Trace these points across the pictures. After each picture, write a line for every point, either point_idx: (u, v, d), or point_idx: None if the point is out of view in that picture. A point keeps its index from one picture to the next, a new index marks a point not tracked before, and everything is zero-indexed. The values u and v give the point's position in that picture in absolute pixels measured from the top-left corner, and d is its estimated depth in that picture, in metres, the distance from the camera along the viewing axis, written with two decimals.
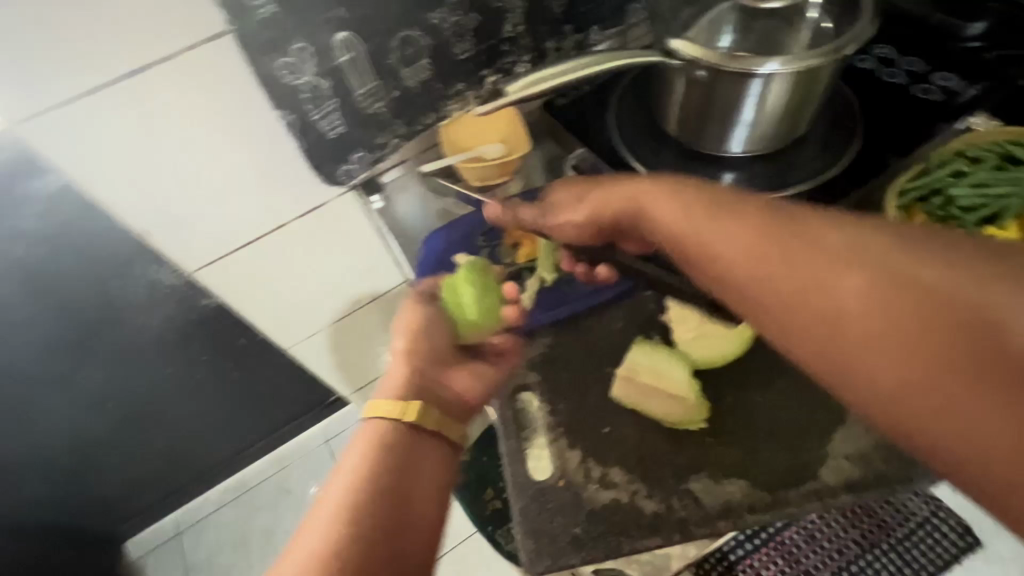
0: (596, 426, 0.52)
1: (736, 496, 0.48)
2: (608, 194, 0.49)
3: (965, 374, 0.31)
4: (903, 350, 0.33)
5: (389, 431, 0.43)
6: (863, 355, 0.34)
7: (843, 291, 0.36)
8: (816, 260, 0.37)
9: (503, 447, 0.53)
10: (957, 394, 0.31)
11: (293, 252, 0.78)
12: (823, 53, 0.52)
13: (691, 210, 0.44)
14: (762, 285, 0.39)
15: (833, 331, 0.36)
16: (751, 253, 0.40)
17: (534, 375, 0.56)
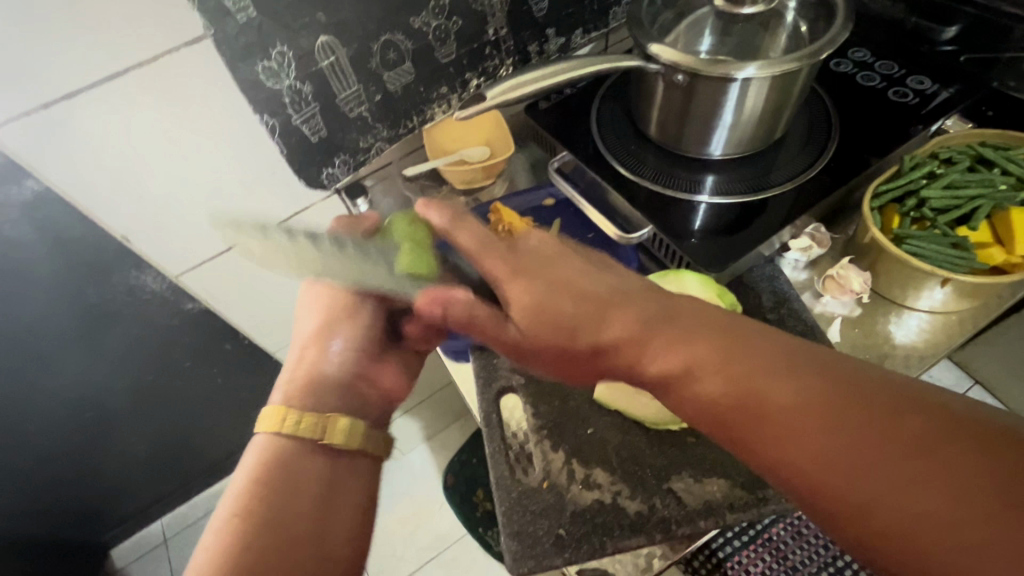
0: (579, 427, 0.53)
1: (716, 495, 0.48)
2: (539, 286, 0.43)
3: (886, 458, 0.31)
4: (826, 443, 0.33)
5: (273, 445, 0.45)
6: (792, 452, 0.34)
7: (762, 387, 0.36)
8: (730, 356, 0.37)
9: (488, 449, 0.53)
10: (883, 471, 0.31)
11: None
12: (799, 57, 0.52)
13: (614, 307, 0.42)
14: (695, 388, 0.38)
15: (758, 429, 0.35)
16: (670, 352, 0.39)
17: (517, 377, 0.57)
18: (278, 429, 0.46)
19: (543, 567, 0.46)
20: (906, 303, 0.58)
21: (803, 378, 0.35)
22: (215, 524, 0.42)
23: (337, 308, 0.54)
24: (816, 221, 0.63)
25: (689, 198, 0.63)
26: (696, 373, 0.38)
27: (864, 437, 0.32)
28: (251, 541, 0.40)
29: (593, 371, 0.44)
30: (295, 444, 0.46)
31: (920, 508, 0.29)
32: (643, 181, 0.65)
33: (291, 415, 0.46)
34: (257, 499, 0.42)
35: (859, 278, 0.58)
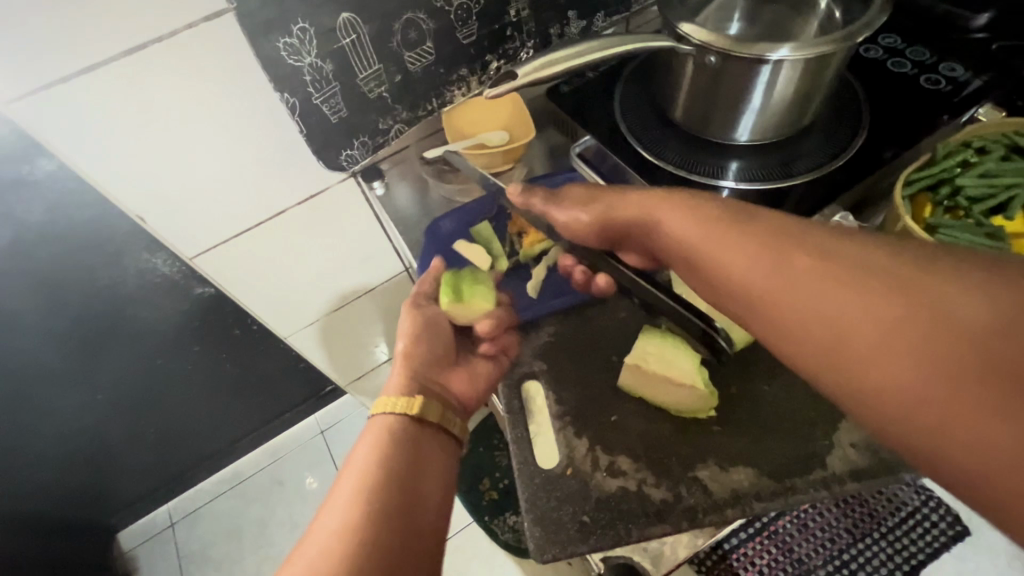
0: (603, 415, 0.52)
1: (743, 485, 0.48)
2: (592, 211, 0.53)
3: (966, 359, 0.30)
4: (917, 341, 0.31)
5: (397, 423, 0.48)
6: (879, 355, 0.33)
7: (809, 288, 0.36)
8: (830, 257, 0.37)
9: (510, 435, 0.52)
10: (930, 354, 0.31)
11: (293, 242, 0.77)
12: (834, 39, 0.51)
13: (736, 235, 0.42)
14: (786, 291, 0.38)
15: (838, 323, 0.35)
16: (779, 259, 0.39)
17: (539, 364, 0.56)
18: (403, 410, 0.49)
19: (567, 554, 0.46)
20: None
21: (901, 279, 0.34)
22: (347, 487, 0.42)
23: (422, 321, 0.57)
24: (844, 209, 0.61)
25: (714, 185, 0.62)
26: (793, 277, 0.37)
27: (952, 339, 0.31)
28: (389, 497, 0.42)
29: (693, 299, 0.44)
30: (410, 423, 0.49)
31: (993, 412, 0.28)
32: (667, 166, 0.63)
33: (416, 400, 0.50)
34: (389, 466, 0.44)
35: None
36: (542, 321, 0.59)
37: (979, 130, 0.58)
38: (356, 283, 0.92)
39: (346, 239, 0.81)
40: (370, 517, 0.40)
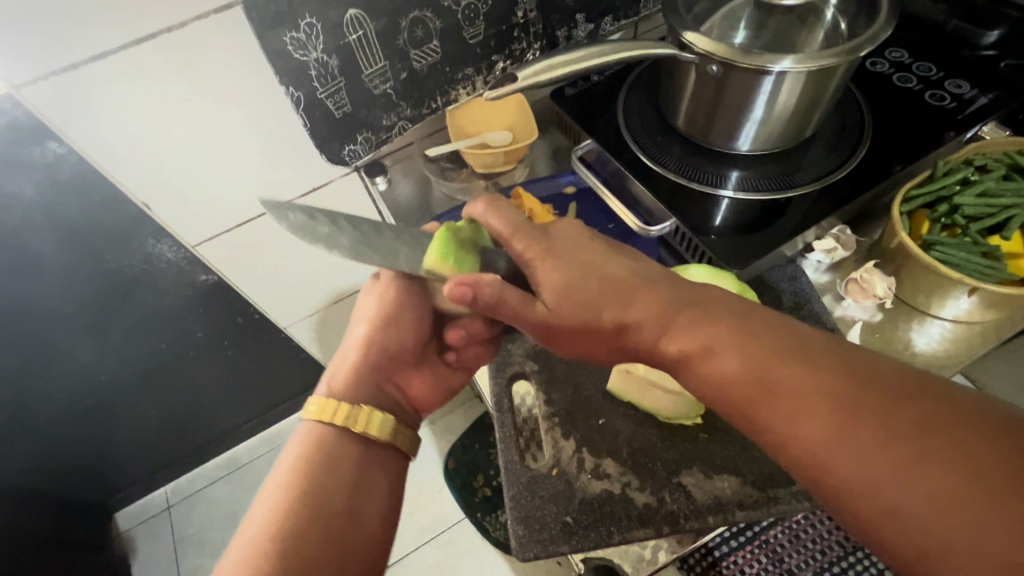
0: (590, 418, 0.53)
1: (726, 492, 0.48)
2: (569, 269, 0.42)
3: (893, 437, 0.30)
4: (893, 449, 0.30)
5: (320, 435, 0.45)
6: (863, 467, 0.31)
7: (777, 381, 0.35)
8: (750, 341, 0.37)
9: (498, 433, 0.53)
10: (903, 460, 0.30)
11: (292, 231, 0.77)
12: (835, 53, 0.51)
13: (639, 291, 0.41)
14: (712, 366, 0.37)
15: (776, 409, 0.34)
16: (689, 336, 0.39)
17: (531, 364, 0.57)
18: (328, 421, 0.45)
19: (548, 553, 0.46)
20: (929, 310, 0.57)
21: (817, 362, 0.34)
22: (255, 519, 0.40)
23: (385, 307, 0.51)
24: (843, 222, 0.62)
25: (712, 194, 0.62)
26: (713, 355, 0.37)
27: (865, 420, 0.31)
28: (292, 532, 0.39)
29: (609, 350, 0.43)
30: (344, 435, 0.45)
31: (909, 483, 0.29)
32: (668, 173, 0.64)
33: (348, 409, 0.45)
34: (299, 492, 0.41)
35: (884, 282, 0.57)
36: None
37: (982, 149, 0.58)
38: (355, 278, 0.94)
39: None
40: (266, 562, 0.38)
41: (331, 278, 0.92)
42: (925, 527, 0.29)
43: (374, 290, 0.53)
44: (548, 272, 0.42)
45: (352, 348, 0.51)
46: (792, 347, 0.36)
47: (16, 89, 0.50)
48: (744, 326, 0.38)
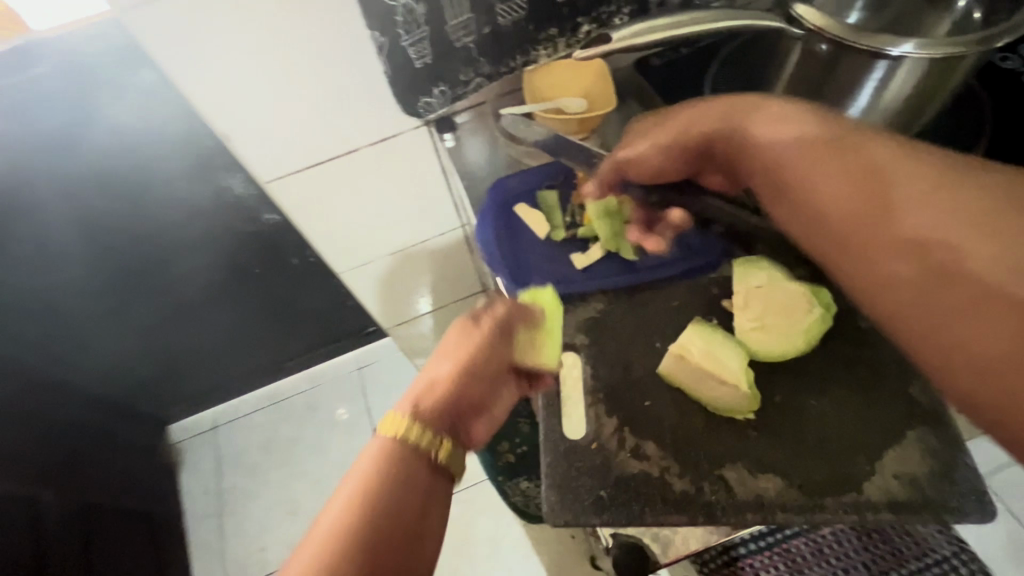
0: (637, 398, 0.52)
1: (769, 492, 0.47)
2: (718, 117, 0.52)
3: (964, 210, 0.40)
4: (959, 219, 0.40)
5: (396, 451, 0.41)
6: (937, 230, 0.41)
7: (868, 177, 0.45)
8: (847, 153, 0.46)
9: (540, 401, 0.53)
10: (962, 224, 0.40)
11: (357, 180, 0.79)
12: (965, 41, 0.46)
13: (776, 123, 0.50)
14: (812, 173, 0.47)
15: (856, 222, 0.45)
16: (805, 141, 0.48)
17: (580, 338, 0.56)
18: (410, 436, 0.42)
19: (579, 524, 0.47)
20: None
21: (910, 163, 0.44)
22: (325, 528, 0.37)
23: (478, 333, 0.48)
24: None
25: None
26: (818, 166, 0.47)
27: (942, 201, 0.41)
28: (378, 528, 0.37)
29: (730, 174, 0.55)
30: (419, 461, 0.41)
31: (964, 238, 0.40)
32: None
33: (426, 430, 0.43)
34: (373, 511, 0.38)
35: None
36: (592, 294, 0.59)
37: None
38: (413, 235, 0.96)
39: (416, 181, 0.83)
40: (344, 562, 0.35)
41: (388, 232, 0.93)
42: (973, 268, 0.39)
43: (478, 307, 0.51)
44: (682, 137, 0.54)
45: (439, 369, 0.47)
46: (891, 163, 0.45)
47: (122, 9, 0.51)
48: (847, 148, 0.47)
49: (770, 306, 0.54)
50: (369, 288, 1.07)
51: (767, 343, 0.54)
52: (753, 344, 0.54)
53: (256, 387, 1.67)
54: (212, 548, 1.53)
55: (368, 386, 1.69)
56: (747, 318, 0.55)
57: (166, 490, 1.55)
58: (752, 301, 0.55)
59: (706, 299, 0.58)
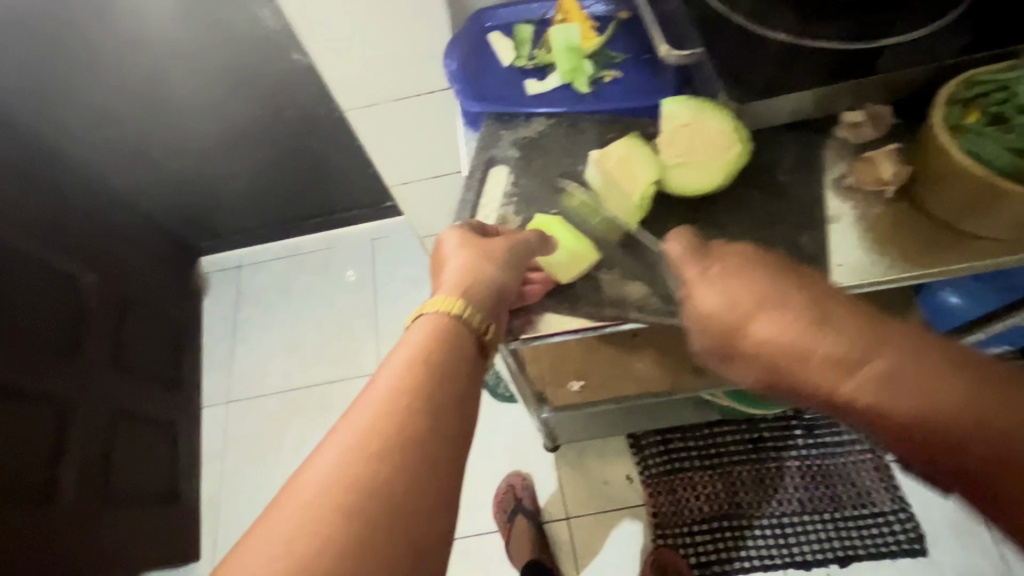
0: (543, 206, 0.58)
1: (630, 295, 0.54)
2: (724, 291, 0.46)
3: (961, 381, 0.36)
4: (966, 392, 0.36)
5: (442, 325, 0.46)
6: (951, 401, 0.36)
7: (835, 380, 0.40)
8: (838, 323, 0.41)
9: (463, 194, 0.60)
10: (980, 399, 0.35)
11: (360, 6, 0.81)
12: None
13: (761, 310, 0.44)
14: (773, 327, 0.43)
15: (875, 419, 0.38)
16: (790, 328, 0.42)
17: (513, 152, 0.62)
18: (451, 311, 0.47)
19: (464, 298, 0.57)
20: (943, 220, 0.52)
21: (895, 342, 0.39)
22: (380, 390, 0.41)
23: (489, 241, 0.52)
24: (885, 99, 0.55)
25: (768, 36, 0.55)
26: (807, 347, 0.41)
27: (937, 370, 0.37)
28: (431, 384, 0.42)
29: (751, 353, 0.44)
30: (459, 344, 0.46)
31: (987, 423, 0.34)
32: (724, 10, 0.57)
33: (469, 307, 0.48)
34: (427, 369, 0.43)
35: (892, 167, 0.52)
36: (538, 114, 0.63)
37: None
38: (419, 85, 0.97)
39: (420, 14, 0.84)
40: (406, 417, 0.39)
41: (394, 78, 0.95)
42: (1007, 459, 0.33)
43: (465, 227, 0.55)
44: (715, 287, 0.46)
45: (454, 271, 0.51)
46: (877, 340, 0.39)
47: None
48: (841, 318, 0.41)
49: (695, 142, 0.55)
50: (372, 134, 1.07)
51: (689, 177, 0.55)
52: (674, 175, 0.55)
53: (279, 236, 1.81)
54: (224, 371, 1.71)
55: (378, 255, 1.80)
56: (672, 154, 0.55)
57: (190, 308, 1.74)
58: (676, 136, 0.55)
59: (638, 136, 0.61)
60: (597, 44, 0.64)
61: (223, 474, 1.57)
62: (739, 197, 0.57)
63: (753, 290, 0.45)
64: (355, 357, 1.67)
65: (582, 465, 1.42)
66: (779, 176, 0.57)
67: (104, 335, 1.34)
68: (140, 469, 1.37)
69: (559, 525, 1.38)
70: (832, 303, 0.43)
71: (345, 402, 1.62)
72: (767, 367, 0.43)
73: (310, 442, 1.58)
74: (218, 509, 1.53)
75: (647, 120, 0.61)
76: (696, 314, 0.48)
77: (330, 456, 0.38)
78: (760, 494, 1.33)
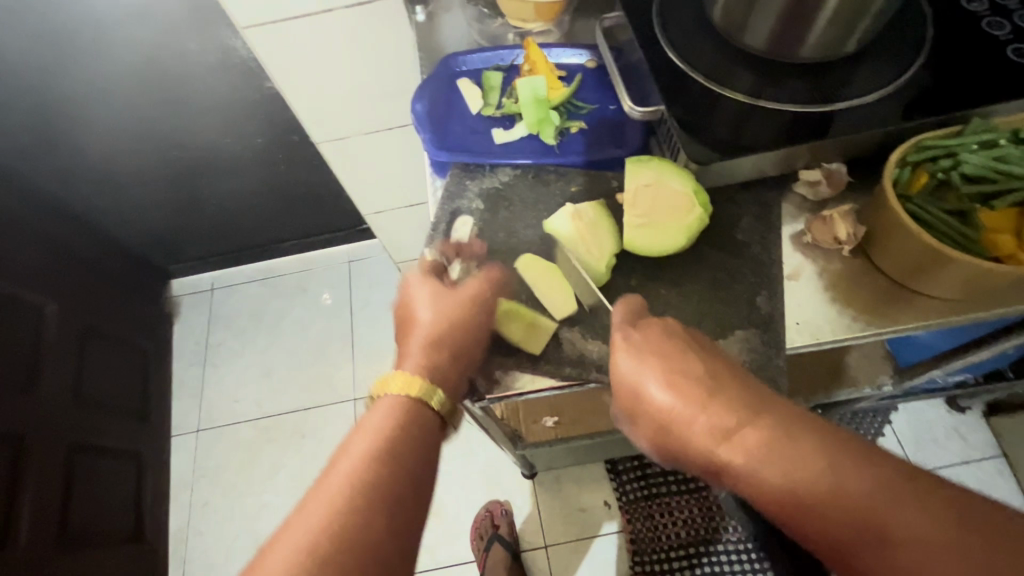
0: (508, 259, 0.59)
1: (591, 353, 0.55)
2: (635, 360, 0.51)
3: (822, 457, 0.42)
4: (820, 464, 0.42)
5: (402, 405, 0.51)
6: (804, 472, 0.42)
7: (718, 453, 0.47)
8: (718, 402, 0.47)
9: (427, 247, 0.60)
10: (827, 471, 0.41)
11: (329, 45, 0.81)
12: None
13: (664, 383, 0.50)
14: (668, 399, 0.50)
15: (750, 489, 0.45)
16: (683, 404, 0.49)
17: (477, 204, 0.62)
18: (410, 391, 0.51)
19: None
20: (895, 276, 0.53)
21: (763, 421, 0.45)
22: (337, 477, 0.46)
23: (451, 303, 0.55)
24: (841, 158, 0.57)
25: (737, 96, 0.56)
26: (694, 421, 0.48)
27: (799, 447, 0.43)
28: (376, 481, 0.45)
29: (654, 424, 0.51)
30: (421, 427, 0.50)
31: (832, 492, 0.41)
32: (692, 70, 0.57)
33: (430, 386, 0.52)
34: (381, 457, 0.47)
35: (847, 227, 0.54)
36: (502, 165, 0.63)
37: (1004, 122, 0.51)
38: (391, 120, 0.96)
39: (391, 53, 0.83)
40: (357, 511, 0.44)
41: (366, 113, 0.94)
42: (845, 529, 0.40)
43: (432, 282, 0.58)
44: (626, 361, 0.51)
45: (418, 336, 0.55)
46: (751, 421, 0.46)
47: None
48: (724, 398, 0.47)
49: (656, 205, 0.57)
50: (343, 165, 1.06)
51: (651, 237, 0.56)
52: (637, 235, 0.56)
53: (253, 259, 1.78)
54: (195, 398, 1.66)
55: (354, 278, 1.77)
56: (633, 215, 0.57)
57: (159, 332, 1.69)
58: (638, 199, 0.57)
59: (600, 189, 0.61)
60: (564, 96, 0.65)
61: (192, 507, 1.52)
62: (699, 252, 0.58)
63: (662, 359, 0.50)
64: (331, 382, 1.64)
65: (559, 491, 1.42)
66: (737, 235, 0.58)
67: (63, 368, 1.29)
68: (101, 507, 1.32)
69: (536, 553, 1.37)
70: (718, 384, 0.48)
71: (319, 430, 1.59)
72: (663, 434, 0.51)
73: (283, 472, 1.55)
74: (186, 543, 1.48)
75: (610, 174, 0.62)
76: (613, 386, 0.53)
77: (285, 549, 0.42)
78: (736, 519, 1.31)
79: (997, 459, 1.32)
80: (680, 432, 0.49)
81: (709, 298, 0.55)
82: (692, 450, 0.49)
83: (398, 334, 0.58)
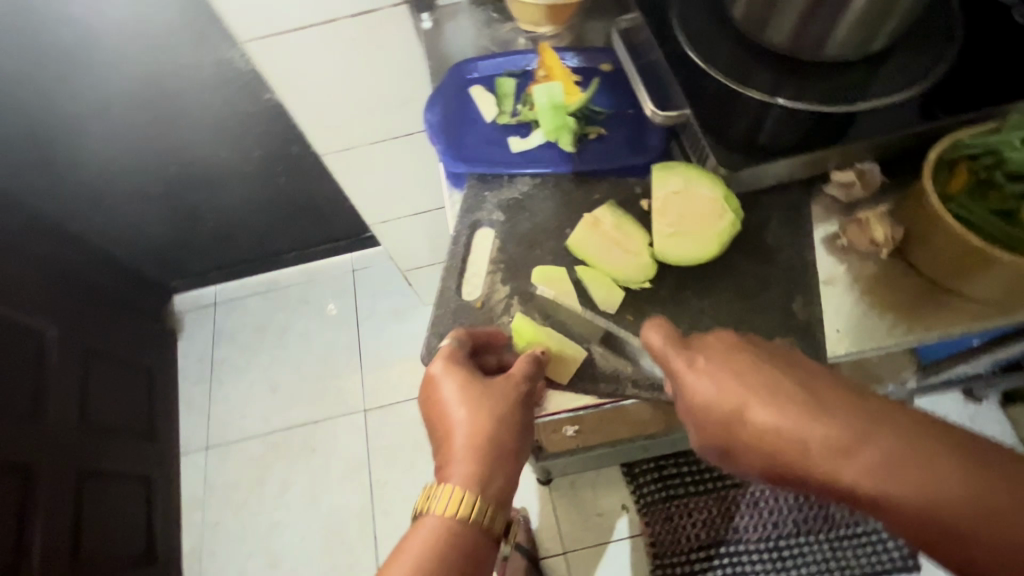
0: (533, 272, 0.57)
1: (624, 368, 0.54)
2: (715, 379, 0.48)
3: (960, 467, 0.38)
4: (962, 479, 0.38)
5: (451, 525, 0.45)
6: (948, 488, 0.38)
7: (837, 473, 0.42)
8: (822, 412, 0.43)
9: (449, 263, 0.58)
10: (966, 485, 0.38)
11: (334, 56, 0.79)
12: None
13: (752, 398, 0.46)
14: (760, 418, 0.46)
15: (892, 515, 0.40)
16: (781, 420, 0.44)
17: (497, 216, 0.60)
18: (459, 507, 0.45)
19: None
20: (935, 278, 0.52)
21: (879, 427, 0.41)
22: None
23: (490, 395, 0.49)
24: (873, 160, 0.56)
25: (762, 96, 0.54)
26: (802, 438, 0.43)
27: (933, 456, 0.39)
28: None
29: (747, 449, 0.47)
30: (468, 545, 0.45)
31: (981, 509, 0.37)
32: (712, 70, 0.56)
33: (478, 500, 0.46)
34: None
35: (885, 229, 0.53)
36: (521, 175, 0.62)
37: None
38: (397, 129, 0.94)
39: (397, 61, 0.82)
40: None
41: (372, 123, 0.92)
42: (1000, 550, 0.36)
43: (463, 365, 0.51)
44: (702, 383, 0.48)
45: (459, 434, 0.48)
46: (870, 430, 0.42)
47: None
48: (823, 407, 0.44)
49: (685, 213, 0.55)
50: (348, 176, 1.04)
51: (681, 246, 0.55)
52: (667, 245, 0.55)
53: (255, 271, 1.76)
54: (202, 415, 1.64)
55: (359, 287, 1.75)
56: (663, 225, 0.56)
57: (163, 350, 1.67)
58: (667, 207, 0.56)
59: (622, 197, 0.60)
60: (581, 101, 0.63)
61: (203, 526, 1.50)
62: (728, 259, 0.56)
63: (743, 376, 0.47)
64: (340, 394, 1.62)
65: (576, 497, 1.41)
66: (768, 239, 0.56)
67: (68, 392, 1.26)
68: (112, 532, 1.29)
69: (555, 560, 1.36)
70: (812, 392, 0.45)
71: (328, 442, 1.57)
72: (763, 460, 0.46)
73: (294, 487, 1.53)
74: (199, 562, 1.47)
75: (632, 181, 0.61)
76: (691, 405, 0.49)
77: None
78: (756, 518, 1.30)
79: (1017, 448, 1.30)
80: (786, 456, 0.44)
81: (742, 306, 0.54)
82: (800, 475, 0.44)
83: (430, 430, 0.51)
